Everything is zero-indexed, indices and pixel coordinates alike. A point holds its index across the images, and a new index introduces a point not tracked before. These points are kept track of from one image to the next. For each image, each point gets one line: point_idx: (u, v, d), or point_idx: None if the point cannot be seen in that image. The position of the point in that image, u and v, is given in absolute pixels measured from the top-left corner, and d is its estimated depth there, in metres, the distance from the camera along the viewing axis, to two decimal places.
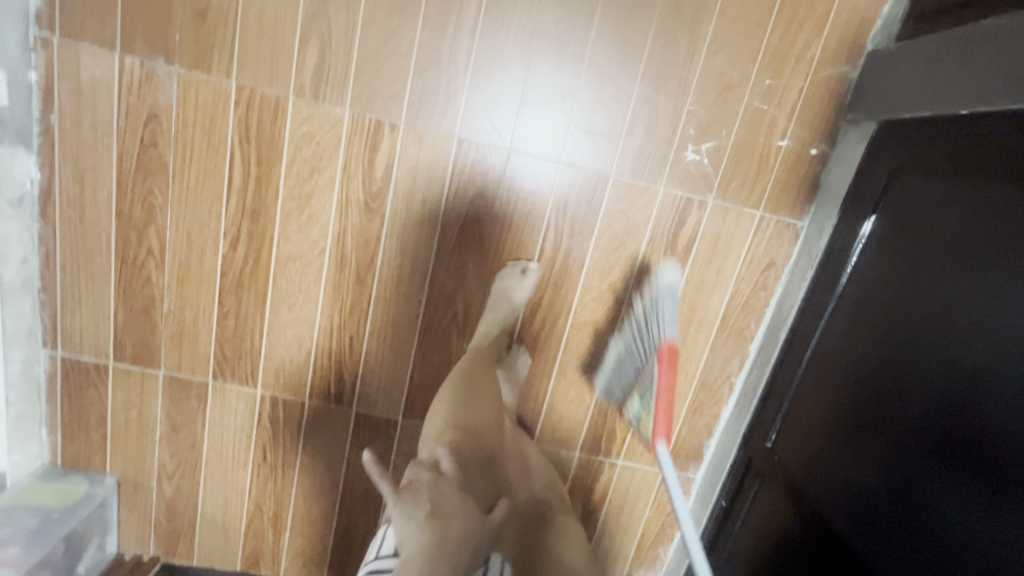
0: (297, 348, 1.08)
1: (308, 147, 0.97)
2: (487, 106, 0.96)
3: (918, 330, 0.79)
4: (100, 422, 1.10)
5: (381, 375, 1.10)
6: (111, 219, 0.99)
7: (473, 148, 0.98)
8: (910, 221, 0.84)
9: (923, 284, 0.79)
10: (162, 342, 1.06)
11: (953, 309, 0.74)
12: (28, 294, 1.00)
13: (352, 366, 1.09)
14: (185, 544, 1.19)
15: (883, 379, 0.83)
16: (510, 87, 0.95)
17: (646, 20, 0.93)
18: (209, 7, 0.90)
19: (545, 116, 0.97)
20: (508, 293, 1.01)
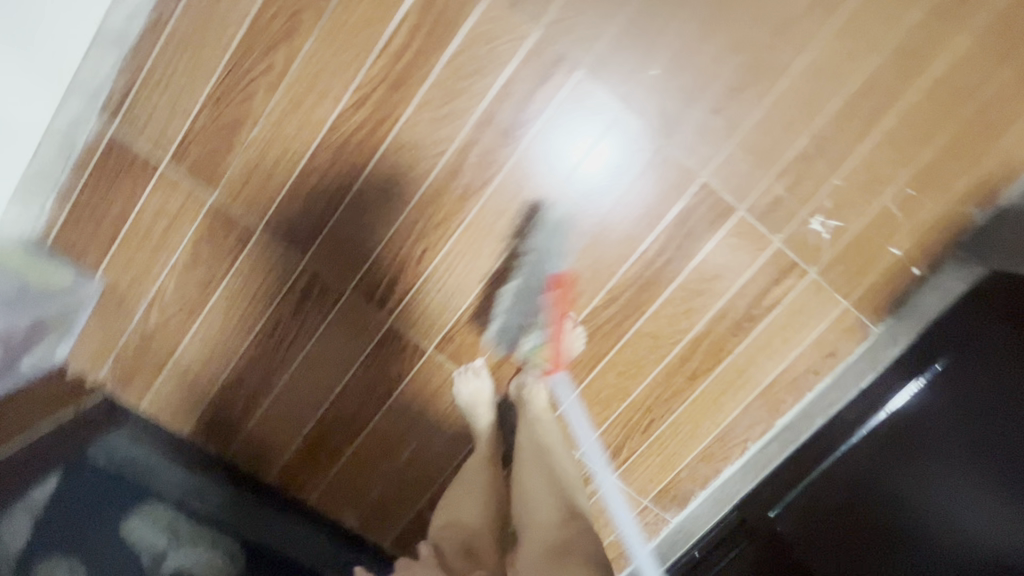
0: (364, 236, 1.00)
1: (481, 47, 0.91)
2: (572, 129, 0.96)
3: (925, 495, 0.89)
4: (117, 219, 0.98)
5: (431, 300, 1.04)
6: (245, 19, 0.89)
7: (542, 166, 0.97)
8: (958, 406, 0.91)
9: (944, 472, 0.88)
10: (232, 167, 0.96)
11: (984, 469, 0.84)
12: (116, 51, 0.89)
13: (406, 279, 1.03)
14: (145, 382, 1.08)
15: (895, 503, 0.92)
16: (598, 120, 0.95)
17: (842, 84, 0.94)
18: None
19: (624, 156, 0.97)
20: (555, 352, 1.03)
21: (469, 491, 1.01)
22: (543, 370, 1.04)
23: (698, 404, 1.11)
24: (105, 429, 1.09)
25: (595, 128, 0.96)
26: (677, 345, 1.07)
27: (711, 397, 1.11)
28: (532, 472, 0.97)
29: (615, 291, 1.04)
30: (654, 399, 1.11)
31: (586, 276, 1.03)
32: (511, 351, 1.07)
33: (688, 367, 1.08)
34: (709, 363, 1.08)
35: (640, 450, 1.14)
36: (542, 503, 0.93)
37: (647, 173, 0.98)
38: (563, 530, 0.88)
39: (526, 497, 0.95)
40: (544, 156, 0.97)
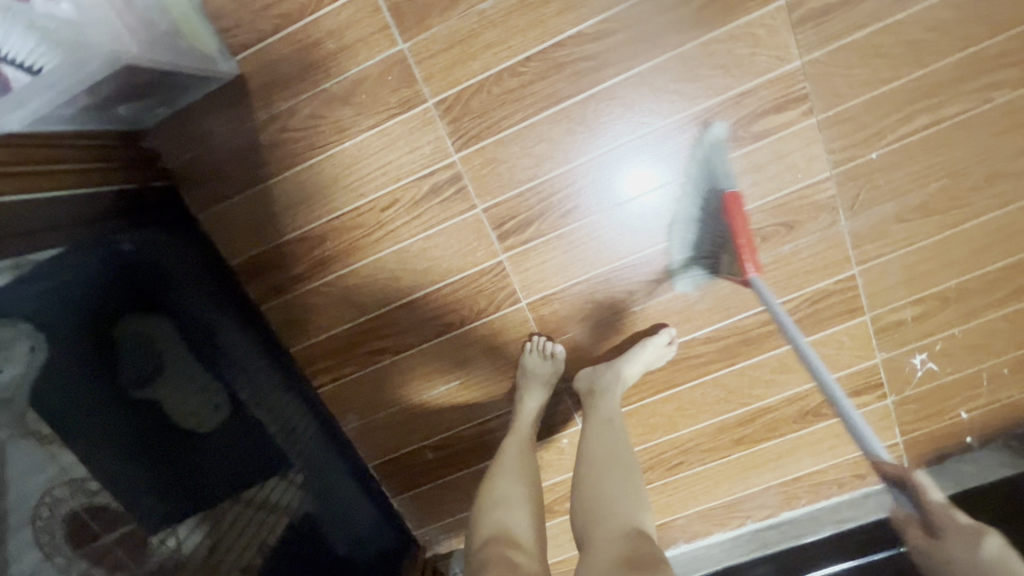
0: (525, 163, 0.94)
1: (740, 47, 0.87)
2: (626, 163, 0.94)
3: None
4: (292, 14, 0.86)
5: (552, 257, 0.99)
6: None
7: (586, 182, 0.94)
8: None
9: None
10: (439, 28, 0.87)
11: None
12: None
13: (541, 226, 0.97)
14: (220, 193, 0.95)
15: None
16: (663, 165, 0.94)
17: (1011, 251, 0.97)
18: None
19: (663, 207, 0.96)
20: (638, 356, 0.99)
21: (518, 492, 0.90)
22: (620, 373, 0.99)
23: (726, 467, 1.12)
24: (142, 222, 0.87)
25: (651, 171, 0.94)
26: (742, 407, 1.07)
27: (742, 467, 1.12)
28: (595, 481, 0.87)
29: (720, 332, 1.03)
30: (693, 444, 1.10)
31: (703, 307, 1.01)
32: (595, 341, 1.04)
33: (739, 430, 1.09)
34: (758, 435, 1.09)
35: (655, 483, 1.14)
36: (614, 515, 0.81)
37: (677, 231, 0.97)
38: (636, 542, 0.75)
39: (591, 511, 0.83)
40: (590, 175, 0.94)
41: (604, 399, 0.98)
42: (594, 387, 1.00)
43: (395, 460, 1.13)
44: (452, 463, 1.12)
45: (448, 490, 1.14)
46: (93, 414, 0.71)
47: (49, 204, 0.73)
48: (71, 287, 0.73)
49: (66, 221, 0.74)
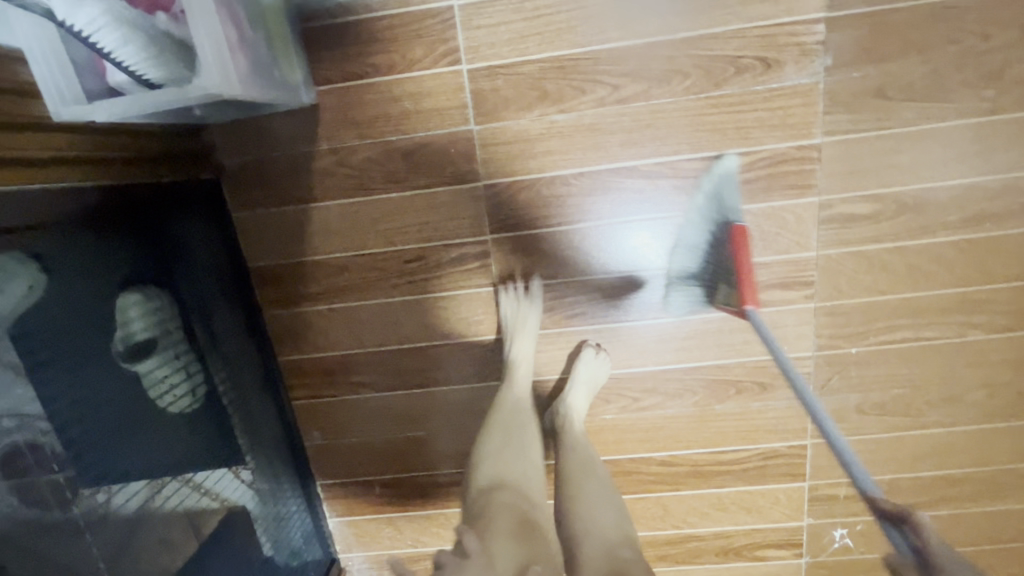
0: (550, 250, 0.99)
1: (769, 224, 0.95)
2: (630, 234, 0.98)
3: None
4: (380, 67, 0.90)
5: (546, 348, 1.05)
6: (640, 39, 0.88)
7: (587, 242, 0.98)
8: None
9: None
10: (511, 122, 0.93)
11: None
12: None
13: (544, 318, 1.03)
14: (260, 201, 0.98)
15: None
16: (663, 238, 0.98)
17: (946, 465, 1.06)
18: (889, 97, 0.88)
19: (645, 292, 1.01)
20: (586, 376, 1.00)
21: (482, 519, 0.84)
22: (577, 404, 1.00)
23: None
24: (185, 217, 0.92)
25: (651, 244, 0.98)
26: (674, 528, 1.15)
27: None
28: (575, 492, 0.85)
29: (674, 459, 1.10)
30: None
31: (667, 432, 1.08)
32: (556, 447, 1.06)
33: (664, 547, 1.17)
34: (679, 556, 1.17)
35: None
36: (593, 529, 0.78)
37: (661, 308, 1.01)
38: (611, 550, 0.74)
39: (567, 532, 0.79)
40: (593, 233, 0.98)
41: (570, 430, 0.98)
42: (557, 423, 1.00)
43: (343, 484, 1.17)
44: (396, 502, 1.16)
45: (384, 525, 1.18)
46: (77, 379, 0.73)
47: (107, 190, 0.76)
48: (84, 265, 0.76)
49: (115, 207, 0.78)
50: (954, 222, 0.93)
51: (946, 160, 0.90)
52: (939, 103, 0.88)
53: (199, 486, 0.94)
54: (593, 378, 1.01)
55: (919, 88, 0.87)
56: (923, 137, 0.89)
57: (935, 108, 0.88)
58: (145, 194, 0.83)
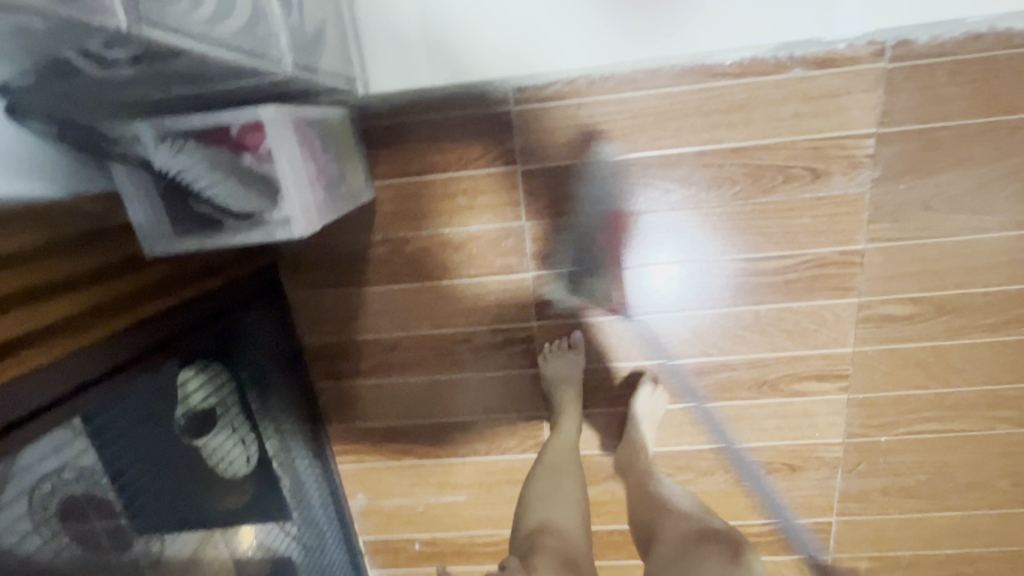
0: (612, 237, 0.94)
1: (809, 322, 0.98)
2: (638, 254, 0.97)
3: None
4: (438, 165, 0.93)
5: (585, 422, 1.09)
6: (691, 147, 0.90)
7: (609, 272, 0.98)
8: None
9: None
10: (560, 218, 0.96)
11: None
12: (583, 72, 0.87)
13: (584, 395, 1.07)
14: (317, 283, 1.02)
15: None
16: (681, 270, 0.97)
17: (962, 545, 1.12)
18: (935, 210, 0.90)
19: (663, 315, 1.00)
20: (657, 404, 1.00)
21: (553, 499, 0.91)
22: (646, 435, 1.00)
23: None
24: (254, 304, 0.95)
25: (668, 271, 0.98)
26: None
27: None
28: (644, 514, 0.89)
29: None
30: None
31: None
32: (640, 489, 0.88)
33: None
34: None
35: None
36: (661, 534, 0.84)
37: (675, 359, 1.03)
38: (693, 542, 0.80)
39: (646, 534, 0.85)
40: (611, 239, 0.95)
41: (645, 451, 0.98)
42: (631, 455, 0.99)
43: (386, 541, 1.22)
44: (433, 558, 1.22)
45: None
46: (141, 440, 0.80)
47: (200, 301, 0.79)
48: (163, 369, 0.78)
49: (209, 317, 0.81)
50: (990, 326, 0.96)
51: (986, 270, 0.93)
52: (983, 215, 0.90)
53: (241, 534, 1.00)
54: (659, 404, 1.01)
55: (966, 201, 0.89)
56: (967, 247, 0.92)
57: (981, 220, 0.90)
58: (224, 292, 0.85)
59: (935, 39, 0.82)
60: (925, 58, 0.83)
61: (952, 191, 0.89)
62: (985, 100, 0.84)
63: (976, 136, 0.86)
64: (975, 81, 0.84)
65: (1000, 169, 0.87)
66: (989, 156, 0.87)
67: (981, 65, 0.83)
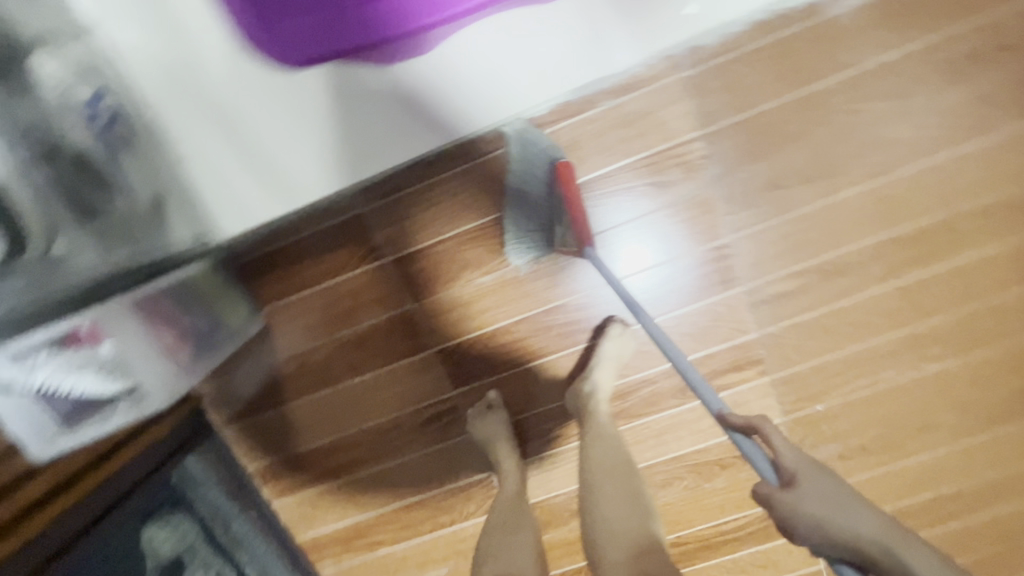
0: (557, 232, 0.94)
1: (706, 320, 1.00)
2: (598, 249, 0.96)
3: None
4: (314, 278, 0.98)
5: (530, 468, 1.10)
6: (535, 196, 0.94)
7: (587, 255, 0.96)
8: None
9: None
10: (441, 292, 1.00)
11: None
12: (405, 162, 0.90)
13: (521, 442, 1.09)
14: (243, 412, 1.07)
15: None
16: (656, 246, 0.95)
17: (940, 486, 1.11)
18: (782, 186, 0.93)
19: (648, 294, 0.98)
20: (611, 355, 0.98)
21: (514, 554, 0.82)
22: (600, 382, 0.98)
23: None
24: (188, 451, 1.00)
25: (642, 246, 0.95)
26: None
27: None
28: (604, 503, 0.81)
29: (686, 539, 1.15)
30: None
31: (669, 518, 1.13)
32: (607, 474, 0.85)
33: None
34: None
35: None
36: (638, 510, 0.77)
37: None
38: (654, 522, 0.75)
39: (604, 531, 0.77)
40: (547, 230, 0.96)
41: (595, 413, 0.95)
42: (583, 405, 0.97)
43: None
44: None
45: None
46: None
47: (129, 466, 0.87)
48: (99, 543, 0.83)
49: (142, 477, 0.90)
50: (877, 276, 0.97)
51: (851, 226, 0.95)
52: (829, 178, 0.92)
53: None
54: (608, 348, 0.98)
55: (808, 171, 0.92)
56: (824, 211, 0.94)
57: (828, 182, 0.93)
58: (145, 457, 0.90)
59: (722, 37, 0.86)
60: (719, 57, 0.87)
61: (792, 164, 0.92)
62: (789, 77, 0.88)
63: (794, 110, 0.89)
64: (772, 63, 0.87)
65: (827, 133, 0.90)
66: (813, 125, 0.90)
67: (772, 47, 0.86)
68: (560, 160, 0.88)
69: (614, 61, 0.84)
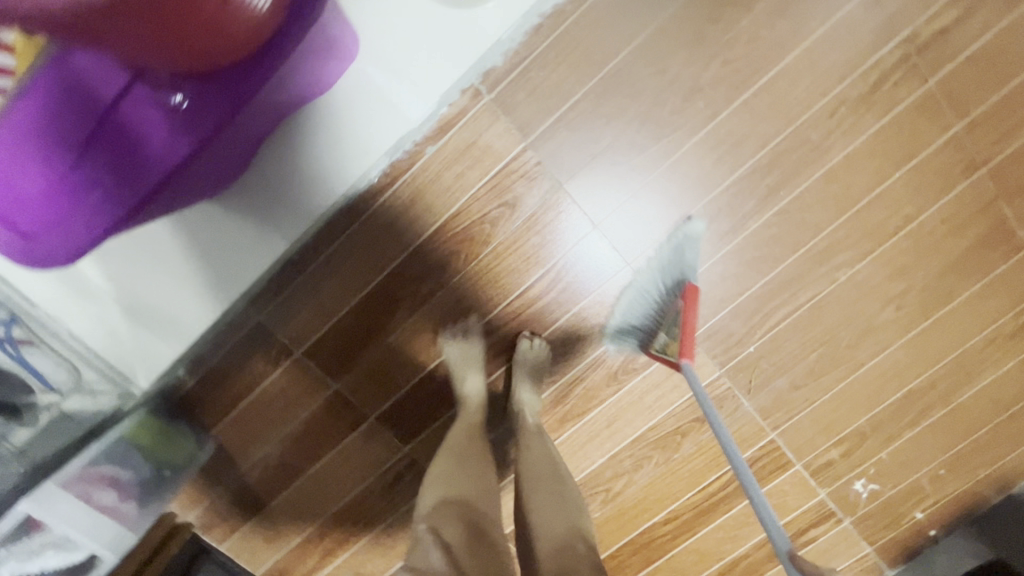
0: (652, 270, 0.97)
1: (607, 306, 1.03)
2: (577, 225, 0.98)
3: None
4: (244, 391, 1.06)
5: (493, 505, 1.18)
6: (406, 251, 1.00)
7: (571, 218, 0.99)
8: None
9: None
10: (360, 364, 1.06)
11: None
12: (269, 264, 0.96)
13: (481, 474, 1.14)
14: (232, 526, 1.15)
15: None
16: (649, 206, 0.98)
17: (902, 382, 1.10)
18: (622, 163, 0.96)
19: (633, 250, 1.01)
20: (528, 369, 1.02)
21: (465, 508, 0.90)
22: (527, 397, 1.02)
23: None
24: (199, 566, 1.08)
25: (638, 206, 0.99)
26: (720, 561, 1.21)
27: None
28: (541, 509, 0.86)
29: (678, 511, 1.16)
30: None
31: (654, 496, 1.15)
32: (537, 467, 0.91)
33: None
34: None
35: None
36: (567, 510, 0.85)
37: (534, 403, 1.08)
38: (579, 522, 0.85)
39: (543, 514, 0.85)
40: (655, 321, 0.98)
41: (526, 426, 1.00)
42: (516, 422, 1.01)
43: None
44: None
45: None
46: None
47: None
48: None
49: None
50: (750, 210, 0.99)
51: (704, 175, 0.97)
52: (663, 139, 0.95)
53: None
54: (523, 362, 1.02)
55: (642, 141, 0.95)
56: (672, 171, 0.97)
57: (665, 143, 0.95)
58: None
59: (510, 51, 0.88)
60: (516, 70, 0.90)
61: (626, 140, 0.95)
62: (588, 64, 0.90)
63: (608, 91, 0.92)
64: (568, 58, 0.90)
65: (647, 100, 0.93)
66: (630, 98, 0.92)
67: (562, 43, 0.89)
68: (690, 279, 0.94)
69: (411, 121, 0.89)
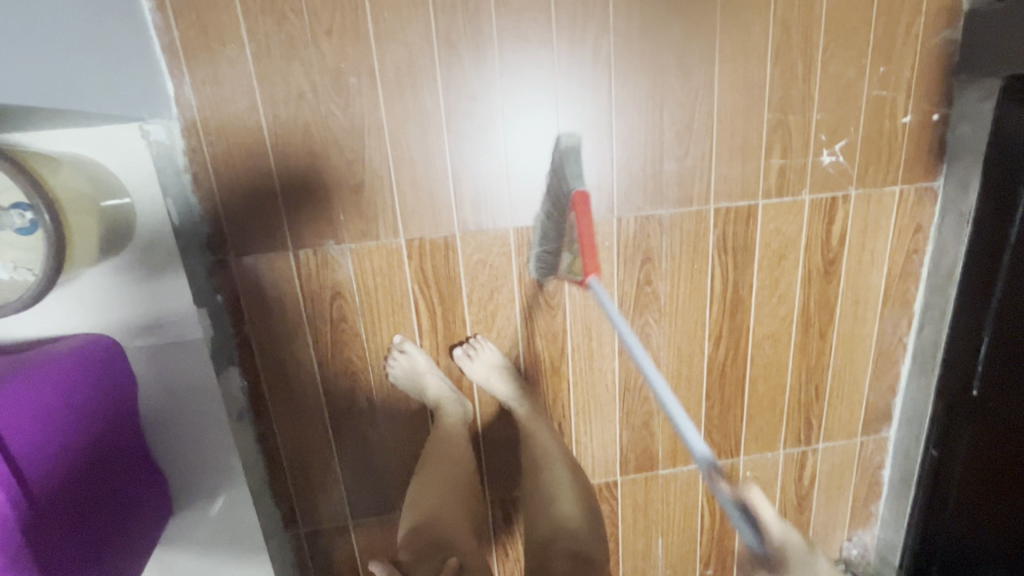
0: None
1: (484, 271, 1.00)
2: (466, 84, 0.91)
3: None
4: (352, 574, 1.15)
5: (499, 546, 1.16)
6: (321, 395, 1.02)
7: (371, 190, 0.93)
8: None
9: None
10: (393, 486, 1.11)
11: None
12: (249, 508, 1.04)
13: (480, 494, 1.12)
14: None
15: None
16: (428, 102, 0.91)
17: (762, 49, 0.96)
18: (364, 178, 0.93)
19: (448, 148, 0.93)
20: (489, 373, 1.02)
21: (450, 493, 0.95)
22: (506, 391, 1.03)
23: (844, 347, 1.17)
24: None
25: (418, 114, 0.91)
26: (793, 324, 1.13)
27: (850, 336, 1.16)
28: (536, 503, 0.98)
29: (715, 328, 1.11)
30: (806, 370, 1.17)
31: (683, 340, 1.11)
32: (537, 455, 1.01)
33: (814, 331, 1.15)
34: (827, 315, 1.14)
35: (825, 410, 1.21)
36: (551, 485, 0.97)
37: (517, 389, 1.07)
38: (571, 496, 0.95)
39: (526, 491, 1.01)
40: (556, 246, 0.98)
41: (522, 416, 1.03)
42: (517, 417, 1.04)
43: None
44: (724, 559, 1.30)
45: None
46: None
47: None
48: None
49: None
50: (486, 90, 0.92)
51: (424, 110, 0.91)
52: (366, 128, 0.90)
53: None
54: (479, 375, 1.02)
55: (354, 151, 0.91)
56: (402, 139, 0.92)
57: (369, 129, 0.90)
58: None
59: (205, 212, 0.89)
60: (222, 221, 0.90)
61: (343, 162, 0.91)
62: (254, 156, 0.89)
63: (498, 50, 0.90)
64: (237, 170, 0.89)
65: (318, 122, 0.89)
66: (307, 138, 0.89)
67: (220, 167, 0.88)
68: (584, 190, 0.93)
69: (202, 337, 0.93)
